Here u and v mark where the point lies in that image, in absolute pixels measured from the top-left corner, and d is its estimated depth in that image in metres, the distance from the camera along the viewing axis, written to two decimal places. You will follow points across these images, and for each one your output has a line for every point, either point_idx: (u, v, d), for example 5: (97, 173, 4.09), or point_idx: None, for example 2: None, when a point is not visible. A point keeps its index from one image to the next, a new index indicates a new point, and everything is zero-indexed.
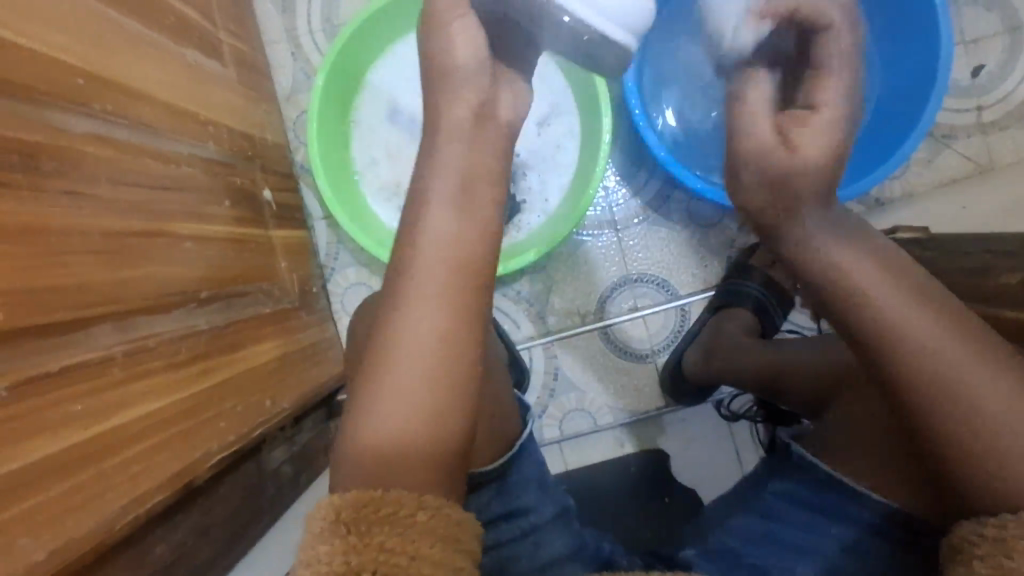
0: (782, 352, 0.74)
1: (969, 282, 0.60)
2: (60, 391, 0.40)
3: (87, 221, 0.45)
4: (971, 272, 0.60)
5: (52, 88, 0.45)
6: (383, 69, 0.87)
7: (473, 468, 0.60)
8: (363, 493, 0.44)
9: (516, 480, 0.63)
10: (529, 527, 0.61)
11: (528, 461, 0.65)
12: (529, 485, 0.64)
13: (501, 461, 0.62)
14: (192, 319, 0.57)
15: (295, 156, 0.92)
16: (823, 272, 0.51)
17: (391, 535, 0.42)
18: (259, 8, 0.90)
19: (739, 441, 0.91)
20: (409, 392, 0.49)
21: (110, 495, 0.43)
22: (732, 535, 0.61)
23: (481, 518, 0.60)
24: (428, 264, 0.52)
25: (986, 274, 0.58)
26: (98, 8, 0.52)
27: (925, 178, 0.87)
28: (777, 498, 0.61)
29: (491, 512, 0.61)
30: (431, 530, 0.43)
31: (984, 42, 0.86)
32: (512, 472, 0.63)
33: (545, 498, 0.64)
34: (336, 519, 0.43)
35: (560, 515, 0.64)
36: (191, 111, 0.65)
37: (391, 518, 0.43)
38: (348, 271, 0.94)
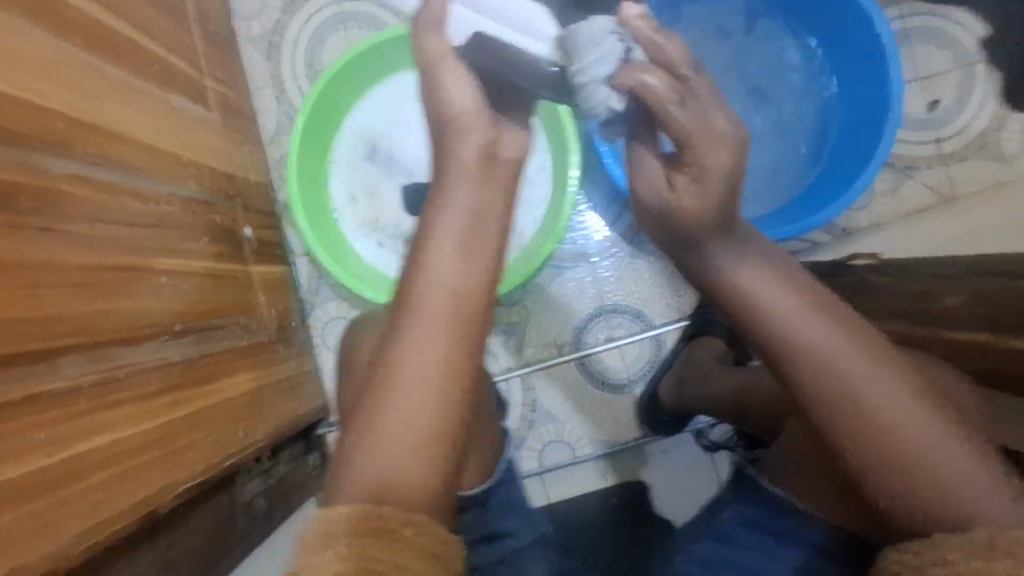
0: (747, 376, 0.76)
1: (922, 306, 0.62)
2: (27, 418, 0.41)
3: (62, 257, 0.47)
4: (921, 296, 0.62)
5: (39, 132, 0.47)
6: (363, 111, 0.91)
7: (462, 489, 0.60)
8: (352, 506, 0.43)
9: (497, 502, 0.63)
10: (509, 551, 0.61)
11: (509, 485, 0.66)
12: (507, 509, 0.64)
13: (484, 485, 0.62)
14: (166, 351, 0.59)
15: (277, 195, 0.95)
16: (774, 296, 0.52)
17: (377, 546, 0.41)
18: (245, 55, 0.94)
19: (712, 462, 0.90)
20: (405, 418, 0.46)
21: (70, 523, 0.44)
22: (690, 561, 0.61)
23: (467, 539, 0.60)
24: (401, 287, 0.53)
25: (933, 297, 0.60)
26: (89, 61, 0.56)
27: (890, 208, 0.89)
28: (735, 523, 0.61)
29: (474, 534, 0.60)
30: (416, 544, 0.42)
31: (939, 78, 0.89)
32: (492, 495, 0.63)
33: (525, 523, 0.64)
34: (326, 532, 0.42)
35: (535, 541, 0.64)
36: (173, 153, 0.68)
37: (378, 531, 0.42)
38: (328, 305, 0.96)
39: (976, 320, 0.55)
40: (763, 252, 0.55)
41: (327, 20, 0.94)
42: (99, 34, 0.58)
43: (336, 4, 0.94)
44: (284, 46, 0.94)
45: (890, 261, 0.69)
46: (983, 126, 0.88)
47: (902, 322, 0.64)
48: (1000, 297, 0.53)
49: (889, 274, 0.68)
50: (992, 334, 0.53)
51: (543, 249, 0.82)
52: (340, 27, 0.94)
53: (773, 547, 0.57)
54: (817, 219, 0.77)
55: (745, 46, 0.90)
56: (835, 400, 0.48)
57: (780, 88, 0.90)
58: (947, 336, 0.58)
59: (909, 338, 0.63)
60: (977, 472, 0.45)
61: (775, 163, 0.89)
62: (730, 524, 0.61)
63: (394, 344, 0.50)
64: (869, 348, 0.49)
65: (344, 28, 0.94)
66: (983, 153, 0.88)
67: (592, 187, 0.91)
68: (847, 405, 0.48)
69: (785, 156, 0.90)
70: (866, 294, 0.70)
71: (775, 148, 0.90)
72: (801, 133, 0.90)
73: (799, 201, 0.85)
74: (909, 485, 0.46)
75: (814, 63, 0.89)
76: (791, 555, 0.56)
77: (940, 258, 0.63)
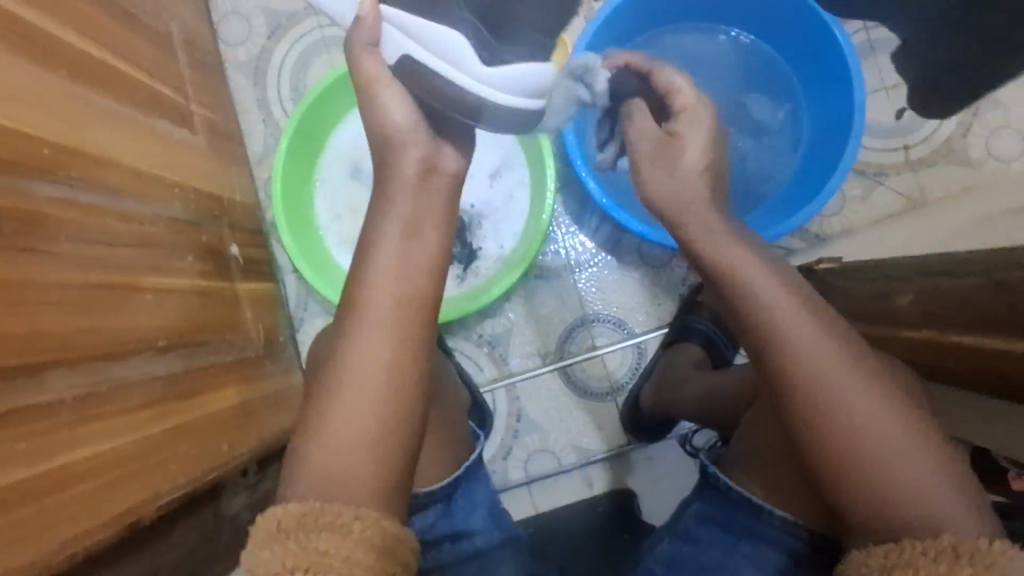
0: (722, 379, 0.77)
1: (881, 307, 0.66)
2: (9, 429, 0.43)
3: (46, 276, 0.50)
4: (880, 298, 0.66)
5: (26, 159, 0.50)
6: (346, 130, 0.93)
7: (416, 487, 0.63)
8: (303, 504, 0.45)
9: (463, 501, 0.66)
10: (474, 550, 0.64)
11: (481, 487, 0.68)
12: (479, 507, 0.67)
13: (443, 483, 0.64)
14: (152, 366, 0.61)
15: (265, 215, 0.98)
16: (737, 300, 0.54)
17: (332, 543, 0.42)
18: (232, 80, 0.97)
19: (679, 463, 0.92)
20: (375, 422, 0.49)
21: (50, 532, 0.45)
22: (656, 561, 0.66)
23: (426, 537, 0.63)
24: (375, 299, 0.55)
25: (892, 298, 0.64)
26: (76, 89, 0.58)
27: (861, 214, 0.92)
28: (698, 522, 0.65)
29: (435, 532, 0.63)
30: (364, 538, 0.44)
31: (905, 87, 0.92)
32: (458, 490, 0.66)
33: (494, 525, 0.67)
34: (277, 528, 0.43)
35: (508, 541, 0.66)
36: (159, 176, 0.70)
37: (328, 527, 0.43)
38: (316, 320, 0.98)
39: (925, 318, 0.59)
40: (724, 256, 0.57)
41: (311, 45, 0.97)
42: (86, 64, 0.61)
43: (320, 29, 0.97)
44: (270, 70, 0.97)
45: (844, 263, 0.76)
46: (949, 133, 0.91)
47: (867, 322, 0.68)
48: (951, 296, 0.55)
49: (849, 274, 0.73)
50: (934, 328, 0.57)
51: (523, 260, 0.84)
52: (324, 50, 0.97)
53: (733, 543, 0.63)
54: (792, 223, 0.79)
55: (721, 58, 0.93)
56: None
57: (753, 97, 0.93)
58: (903, 335, 0.62)
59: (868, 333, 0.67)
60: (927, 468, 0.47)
61: (759, 169, 0.91)
62: (692, 523, 0.66)
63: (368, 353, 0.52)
64: (824, 348, 0.51)
65: (328, 52, 0.97)
66: (952, 158, 0.91)
67: (571, 200, 0.93)
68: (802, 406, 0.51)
69: (766, 162, 0.91)
70: (833, 297, 0.74)
71: (756, 154, 0.92)
72: (777, 139, 0.92)
73: (779, 206, 0.87)
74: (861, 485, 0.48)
75: (782, 73, 0.91)
76: (751, 550, 0.62)
77: (897, 260, 0.67)
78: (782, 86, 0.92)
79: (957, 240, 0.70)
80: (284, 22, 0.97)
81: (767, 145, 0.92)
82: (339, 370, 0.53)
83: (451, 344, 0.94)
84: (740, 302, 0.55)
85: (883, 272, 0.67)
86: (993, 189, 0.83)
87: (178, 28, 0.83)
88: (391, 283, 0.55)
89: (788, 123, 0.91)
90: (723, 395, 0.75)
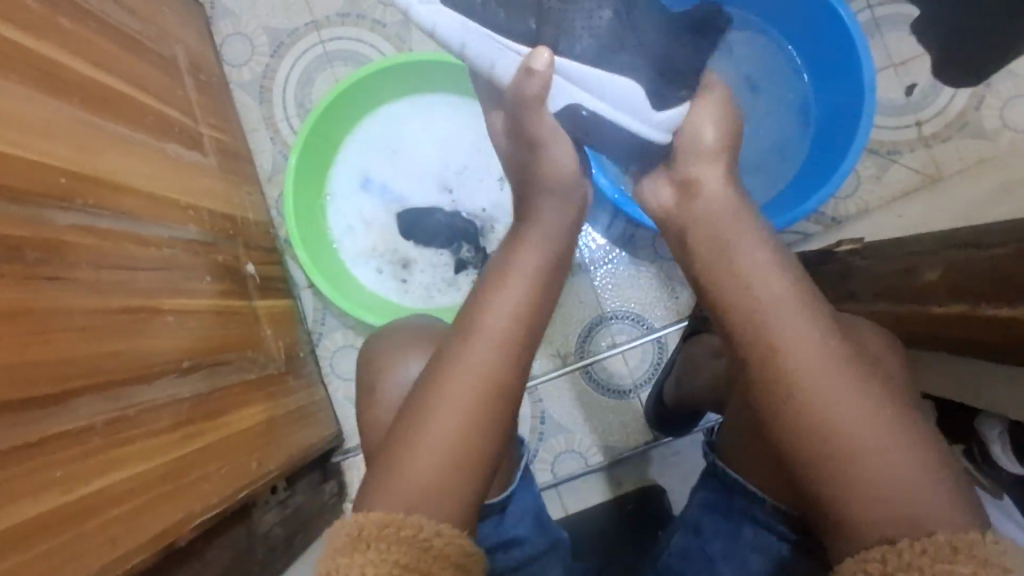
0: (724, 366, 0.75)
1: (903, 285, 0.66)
2: (40, 457, 0.43)
3: (70, 302, 0.50)
4: (902, 274, 0.66)
5: (43, 189, 0.50)
6: (353, 144, 0.94)
7: (488, 497, 0.64)
8: (387, 513, 0.48)
9: (517, 508, 0.66)
10: (525, 557, 0.64)
11: (529, 494, 0.68)
12: (526, 515, 0.66)
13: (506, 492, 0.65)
14: (177, 388, 0.61)
15: (278, 232, 0.98)
16: (756, 287, 0.54)
17: (408, 555, 0.45)
18: (238, 101, 0.98)
19: (691, 459, 0.92)
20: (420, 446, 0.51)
21: (89, 556, 0.46)
22: (672, 555, 0.65)
23: (490, 544, 0.63)
24: None
25: (915, 275, 0.64)
26: (85, 116, 0.59)
27: (876, 193, 0.91)
28: (701, 511, 0.65)
29: (492, 540, 0.63)
30: (442, 555, 0.47)
31: (913, 63, 0.91)
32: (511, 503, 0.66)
33: (541, 531, 0.66)
34: (358, 536, 0.46)
35: (553, 547, 0.66)
36: (173, 199, 0.71)
37: (409, 540, 0.46)
38: (335, 334, 0.98)
39: (952, 292, 0.58)
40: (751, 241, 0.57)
41: (314, 61, 0.98)
42: (94, 92, 0.61)
43: (321, 44, 0.98)
44: (275, 89, 0.98)
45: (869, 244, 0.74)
46: (962, 106, 0.90)
47: (890, 303, 0.68)
48: (980, 266, 0.54)
49: (871, 254, 0.73)
50: (964, 303, 0.56)
51: None
52: (327, 65, 0.98)
53: (736, 529, 0.62)
54: (807, 206, 0.79)
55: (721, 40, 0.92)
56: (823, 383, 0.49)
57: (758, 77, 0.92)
58: (929, 312, 0.62)
59: (896, 313, 0.67)
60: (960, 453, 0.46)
61: (766, 149, 0.92)
62: (696, 511, 0.65)
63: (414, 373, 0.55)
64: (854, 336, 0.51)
65: (331, 66, 0.98)
66: (966, 131, 0.89)
67: None
68: (830, 386, 0.49)
69: (774, 141, 0.91)
70: (855, 279, 0.75)
71: (764, 135, 0.92)
72: (785, 119, 0.91)
73: (790, 188, 0.87)
74: (888, 467, 0.46)
75: (786, 52, 0.90)
76: (752, 536, 0.61)
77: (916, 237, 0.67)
78: (787, 62, 0.91)
79: (983, 211, 0.69)
80: (286, 40, 0.98)
81: (772, 125, 0.92)
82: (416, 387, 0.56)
83: None
84: (754, 285, 0.54)
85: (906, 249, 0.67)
86: (1010, 160, 0.82)
87: (182, 51, 0.83)
88: None
89: (795, 101, 0.91)
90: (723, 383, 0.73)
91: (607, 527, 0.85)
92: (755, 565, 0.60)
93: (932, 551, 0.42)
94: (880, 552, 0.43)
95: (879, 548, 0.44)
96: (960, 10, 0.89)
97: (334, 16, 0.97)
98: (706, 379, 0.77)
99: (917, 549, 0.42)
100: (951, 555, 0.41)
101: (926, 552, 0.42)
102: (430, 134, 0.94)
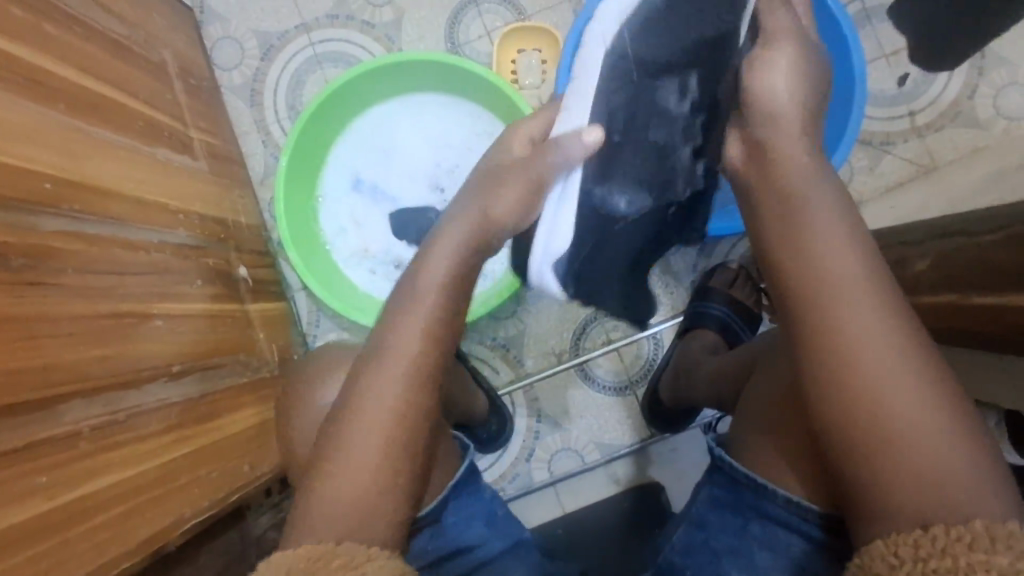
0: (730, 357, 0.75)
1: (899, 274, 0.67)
2: (27, 463, 0.44)
3: (55, 308, 0.50)
4: (898, 263, 0.67)
5: (28, 194, 0.50)
6: (345, 144, 0.93)
7: (417, 511, 0.62)
8: (316, 548, 0.46)
9: (455, 517, 0.65)
10: (478, 561, 0.65)
11: (474, 500, 0.68)
12: (476, 518, 0.67)
13: (435, 502, 0.63)
14: (167, 392, 0.61)
15: (271, 234, 0.98)
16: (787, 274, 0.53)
17: None
18: (230, 104, 0.98)
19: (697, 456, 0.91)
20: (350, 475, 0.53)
21: (76, 561, 0.46)
22: (675, 550, 0.62)
23: (425, 561, 0.62)
24: (399, 327, 0.58)
25: (908, 265, 0.65)
26: (71, 121, 0.59)
27: (871, 185, 0.90)
28: (708, 507, 0.61)
29: (433, 553, 0.62)
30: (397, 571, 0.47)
31: (904, 53, 0.90)
32: (449, 512, 0.65)
33: (494, 533, 0.67)
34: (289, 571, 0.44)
35: (512, 547, 0.67)
36: (161, 203, 0.70)
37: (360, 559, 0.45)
38: (329, 336, 0.98)
39: (943, 281, 0.59)
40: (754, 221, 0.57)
41: (304, 63, 0.98)
42: (79, 97, 0.61)
43: (311, 46, 0.98)
44: (266, 92, 0.98)
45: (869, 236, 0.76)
46: (955, 94, 0.89)
47: None
48: (972, 254, 0.55)
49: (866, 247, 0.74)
50: (957, 293, 0.57)
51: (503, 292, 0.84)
52: (317, 66, 0.98)
53: (743, 524, 0.58)
54: None
55: None
56: (842, 369, 0.49)
57: None
58: (923, 300, 0.63)
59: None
60: (952, 453, 0.45)
61: None
62: (703, 509, 0.61)
63: (374, 385, 0.55)
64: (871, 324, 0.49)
65: (322, 68, 0.98)
66: (959, 120, 0.89)
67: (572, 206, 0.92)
68: (841, 372, 0.49)
69: None
70: None
71: None
72: None
73: None
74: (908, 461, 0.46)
75: None
76: (759, 530, 0.57)
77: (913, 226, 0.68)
78: None
79: (974, 200, 0.69)
80: (276, 42, 0.98)
81: None
82: (388, 384, 0.55)
83: (466, 349, 0.94)
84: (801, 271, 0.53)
85: (902, 238, 0.68)
86: (1004, 148, 0.81)
87: (171, 56, 0.83)
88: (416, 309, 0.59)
89: None
90: (730, 372, 0.72)
91: (609, 522, 0.85)
92: (763, 561, 0.57)
93: (970, 539, 0.41)
94: (912, 538, 0.43)
95: (912, 533, 0.44)
96: (930, 7, 0.89)
97: (323, 18, 0.97)
98: (704, 373, 0.77)
99: (954, 536, 0.41)
100: (991, 544, 0.40)
101: (963, 540, 0.41)
102: (422, 133, 0.94)
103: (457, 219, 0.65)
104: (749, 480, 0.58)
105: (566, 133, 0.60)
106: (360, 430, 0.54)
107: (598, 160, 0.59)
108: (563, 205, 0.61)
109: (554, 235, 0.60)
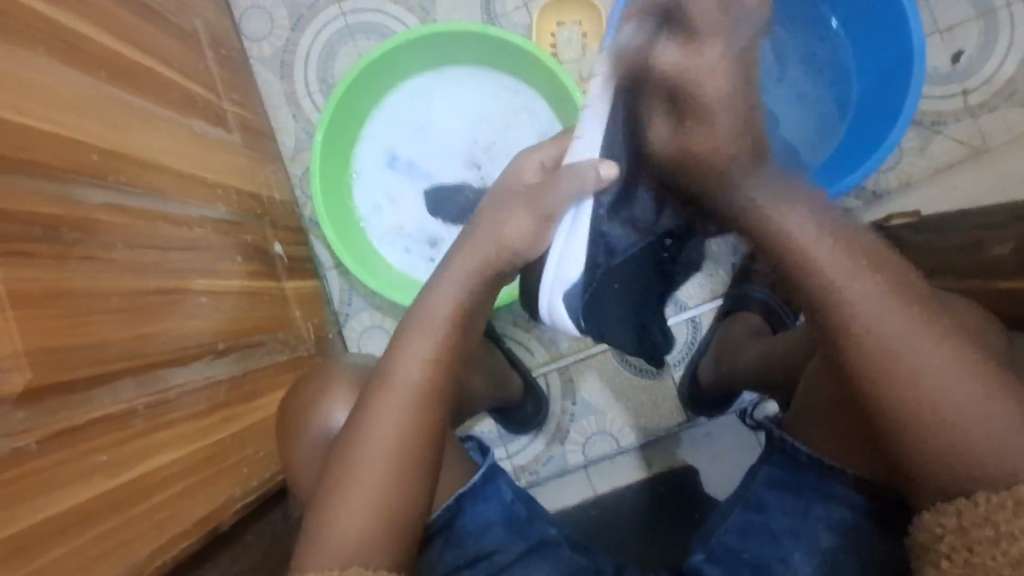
0: (774, 342, 0.73)
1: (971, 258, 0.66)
2: (87, 442, 0.43)
3: (103, 283, 0.48)
4: (971, 248, 0.66)
5: (73, 165, 0.48)
6: (379, 118, 0.91)
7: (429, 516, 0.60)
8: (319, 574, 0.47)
9: (468, 523, 0.62)
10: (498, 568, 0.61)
11: (486, 504, 0.63)
12: (490, 526, 0.62)
13: (444, 507, 0.61)
14: (211, 370, 0.60)
15: (303, 211, 0.96)
16: (808, 260, 0.48)
17: None
18: (260, 77, 0.95)
19: (735, 444, 0.89)
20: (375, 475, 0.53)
21: (136, 541, 0.46)
22: (729, 531, 0.59)
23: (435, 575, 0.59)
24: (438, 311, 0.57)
25: (985, 249, 0.64)
26: (114, 91, 0.57)
27: (919, 166, 0.88)
28: (767, 488, 0.59)
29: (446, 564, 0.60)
30: None
31: (959, 28, 0.87)
32: (463, 519, 0.62)
33: (513, 536, 0.63)
34: None
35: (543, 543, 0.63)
36: (200, 177, 0.69)
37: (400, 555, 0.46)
38: (361, 315, 0.96)
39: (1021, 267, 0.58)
40: (769, 204, 0.50)
41: (335, 34, 0.95)
42: (119, 65, 0.59)
43: (342, 17, 0.95)
44: (296, 64, 0.96)
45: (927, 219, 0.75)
46: (1011, 72, 0.86)
47: (955, 278, 0.67)
48: None
49: (933, 229, 0.73)
50: None
51: None
52: (349, 37, 0.95)
53: (802, 506, 0.57)
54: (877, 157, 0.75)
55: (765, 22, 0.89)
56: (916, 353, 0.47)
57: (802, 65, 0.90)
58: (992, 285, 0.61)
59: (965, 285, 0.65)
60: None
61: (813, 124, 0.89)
62: (759, 489, 0.59)
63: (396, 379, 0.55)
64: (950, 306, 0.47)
65: (354, 40, 0.95)
66: (1014, 100, 0.86)
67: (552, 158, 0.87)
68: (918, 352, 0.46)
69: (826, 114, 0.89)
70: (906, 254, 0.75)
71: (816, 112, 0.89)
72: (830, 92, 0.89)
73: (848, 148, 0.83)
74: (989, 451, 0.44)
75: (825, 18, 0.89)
76: (822, 511, 0.56)
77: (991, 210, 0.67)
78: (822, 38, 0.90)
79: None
80: (305, 12, 0.95)
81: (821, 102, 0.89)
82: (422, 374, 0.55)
83: (501, 329, 0.93)
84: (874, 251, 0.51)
85: (978, 222, 0.67)
86: None
87: (204, 26, 0.81)
88: (452, 299, 0.58)
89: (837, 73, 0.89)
90: (775, 358, 0.71)
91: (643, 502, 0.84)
92: (822, 542, 0.55)
93: (1013, 505, 0.42)
94: (956, 505, 0.44)
95: (954, 501, 0.44)
96: None
97: None
98: (747, 359, 0.76)
99: (995, 502, 0.42)
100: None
101: (1007, 506, 0.42)
102: (459, 109, 0.92)
103: (467, 246, 0.60)
104: (810, 459, 0.56)
105: (579, 164, 0.53)
106: (408, 413, 0.54)
107: (616, 192, 0.52)
108: (573, 236, 0.53)
109: (565, 262, 0.53)
